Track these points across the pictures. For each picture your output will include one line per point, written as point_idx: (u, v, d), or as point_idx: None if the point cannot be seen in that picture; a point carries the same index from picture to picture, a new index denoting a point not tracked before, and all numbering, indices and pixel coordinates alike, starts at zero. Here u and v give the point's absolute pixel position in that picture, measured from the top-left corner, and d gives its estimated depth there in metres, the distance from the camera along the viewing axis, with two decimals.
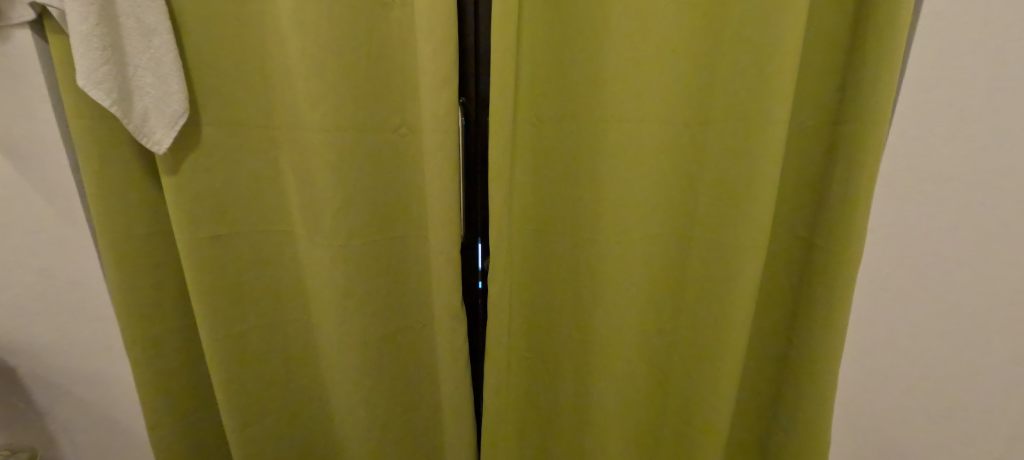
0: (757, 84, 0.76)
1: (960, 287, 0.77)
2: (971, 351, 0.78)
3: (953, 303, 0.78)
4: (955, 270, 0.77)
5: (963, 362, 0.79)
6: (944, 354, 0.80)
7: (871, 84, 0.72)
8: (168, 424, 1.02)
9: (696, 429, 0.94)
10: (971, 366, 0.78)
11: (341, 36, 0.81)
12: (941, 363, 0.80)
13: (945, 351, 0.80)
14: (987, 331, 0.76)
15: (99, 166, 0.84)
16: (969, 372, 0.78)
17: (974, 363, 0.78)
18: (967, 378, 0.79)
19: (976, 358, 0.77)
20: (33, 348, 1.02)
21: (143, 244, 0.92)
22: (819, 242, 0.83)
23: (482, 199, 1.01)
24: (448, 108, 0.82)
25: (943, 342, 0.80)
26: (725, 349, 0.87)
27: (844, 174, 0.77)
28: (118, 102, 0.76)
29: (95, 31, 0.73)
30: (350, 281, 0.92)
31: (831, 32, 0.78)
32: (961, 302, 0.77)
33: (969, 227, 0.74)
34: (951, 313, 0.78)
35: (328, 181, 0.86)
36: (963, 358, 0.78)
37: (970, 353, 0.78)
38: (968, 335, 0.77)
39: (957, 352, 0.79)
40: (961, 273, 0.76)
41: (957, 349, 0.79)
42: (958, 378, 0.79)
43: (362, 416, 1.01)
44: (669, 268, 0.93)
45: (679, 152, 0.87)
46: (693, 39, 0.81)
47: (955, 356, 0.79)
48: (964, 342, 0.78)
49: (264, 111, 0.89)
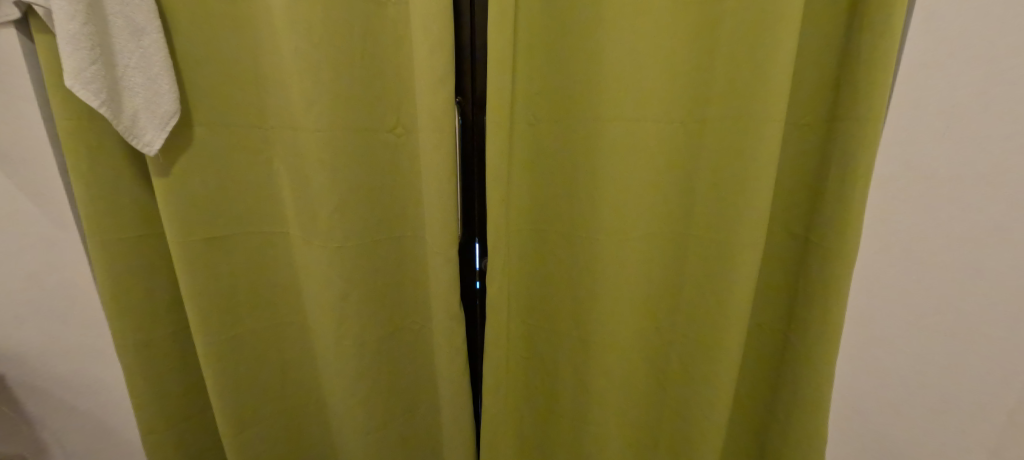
0: (755, 83, 0.78)
1: (951, 282, 0.79)
2: (962, 343, 0.80)
3: (944, 297, 0.80)
4: (947, 266, 0.79)
5: (956, 354, 0.81)
6: (937, 347, 0.82)
7: (865, 82, 0.73)
8: (164, 430, 1.01)
9: (696, 425, 0.97)
10: (961, 357, 0.81)
11: (339, 34, 0.80)
12: (927, 355, 0.83)
13: (937, 346, 0.82)
14: (975, 322, 0.79)
15: (88, 168, 0.83)
16: (955, 362, 0.82)
17: (965, 356, 0.81)
18: (957, 369, 0.82)
19: (966, 350, 0.80)
20: (24, 356, 1.02)
21: (133, 247, 0.91)
22: (815, 240, 0.84)
23: (480, 199, 1.01)
24: (444, 107, 0.81)
25: (936, 336, 0.82)
26: (722, 343, 0.90)
27: (841, 174, 0.78)
28: (107, 103, 0.75)
29: (83, 30, 0.71)
30: (348, 283, 0.91)
31: (826, 33, 0.79)
32: (951, 297, 0.80)
33: (956, 225, 0.77)
34: (942, 308, 0.81)
35: (324, 184, 0.85)
36: (953, 350, 0.81)
37: (962, 346, 0.81)
38: (960, 329, 0.80)
39: (949, 345, 0.81)
40: (951, 270, 0.79)
41: (948, 343, 0.81)
42: (949, 369, 0.82)
43: (360, 420, 1.00)
44: (665, 264, 0.95)
45: (675, 151, 0.88)
46: (689, 39, 0.83)
47: (948, 349, 0.82)
48: (955, 337, 0.81)
49: (259, 112, 0.88)
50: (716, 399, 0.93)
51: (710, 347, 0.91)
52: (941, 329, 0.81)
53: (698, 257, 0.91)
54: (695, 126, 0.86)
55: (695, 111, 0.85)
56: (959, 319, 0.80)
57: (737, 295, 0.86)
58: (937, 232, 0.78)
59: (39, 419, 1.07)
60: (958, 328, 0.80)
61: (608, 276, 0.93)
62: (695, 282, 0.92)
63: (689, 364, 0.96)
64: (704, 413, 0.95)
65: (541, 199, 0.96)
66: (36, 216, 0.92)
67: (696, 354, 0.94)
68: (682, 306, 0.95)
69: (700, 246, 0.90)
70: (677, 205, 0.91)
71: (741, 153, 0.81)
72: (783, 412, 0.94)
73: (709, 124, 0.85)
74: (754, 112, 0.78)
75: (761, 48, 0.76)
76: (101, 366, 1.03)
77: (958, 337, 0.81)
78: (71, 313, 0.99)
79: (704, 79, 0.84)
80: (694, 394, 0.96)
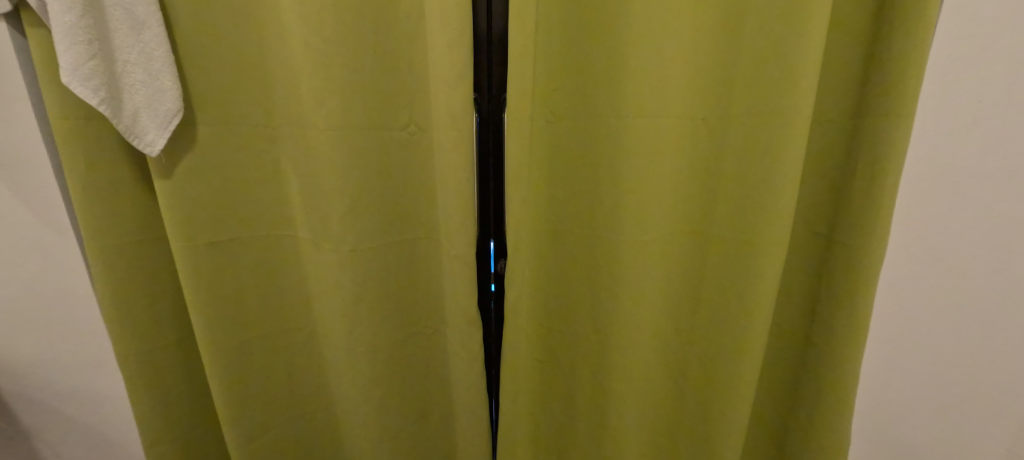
0: (783, 78, 0.75)
1: (975, 282, 0.78)
2: (983, 345, 0.79)
3: (966, 298, 0.79)
4: (971, 267, 0.77)
5: (976, 356, 0.80)
6: (957, 349, 0.81)
7: (897, 77, 0.71)
8: (169, 442, 0.97)
9: (717, 428, 0.94)
10: (981, 360, 0.80)
11: (349, 27, 0.76)
12: (948, 357, 0.82)
13: (958, 348, 0.81)
14: (996, 324, 0.78)
15: (86, 169, 0.79)
16: (975, 364, 0.81)
17: (985, 358, 0.80)
18: (977, 371, 0.81)
19: (987, 353, 0.79)
20: (19, 368, 0.97)
21: (134, 253, 0.86)
22: (841, 238, 0.82)
23: (495, 199, 0.98)
24: (461, 104, 0.78)
25: (956, 338, 0.81)
26: (745, 345, 0.88)
27: (870, 172, 0.76)
28: (107, 101, 0.71)
29: (80, 22, 0.67)
30: (359, 287, 0.88)
31: (853, 26, 0.77)
32: (973, 298, 0.78)
33: (980, 225, 0.76)
34: (964, 309, 0.79)
35: (335, 184, 0.82)
36: (974, 352, 0.80)
37: (983, 348, 0.79)
38: (980, 331, 0.79)
39: (969, 347, 0.80)
40: (974, 271, 0.77)
41: (969, 345, 0.80)
42: (968, 371, 0.81)
43: (372, 428, 0.97)
44: (686, 264, 0.92)
45: (697, 148, 0.86)
46: (713, 32, 0.80)
47: (969, 351, 0.81)
48: (976, 339, 0.80)
49: (264, 110, 0.84)
50: (737, 401, 0.91)
51: (734, 349, 0.89)
52: (963, 331, 0.80)
53: (719, 257, 0.89)
54: (718, 123, 0.83)
55: (718, 106, 0.83)
56: (980, 321, 0.79)
57: (761, 296, 0.84)
58: (961, 232, 0.77)
59: (36, 432, 1.03)
60: (979, 329, 0.79)
61: (629, 278, 0.90)
62: (716, 282, 0.90)
63: (709, 366, 0.94)
64: (726, 416, 0.92)
65: (559, 198, 0.93)
66: (30, 222, 0.87)
67: (716, 355, 0.92)
68: (703, 307, 0.93)
69: (721, 246, 0.88)
70: (699, 204, 0.89)
71: (767, 150, 0.78)
72: (804, 413, 0.92)
73: (732, 120, 0.82)
74: (782, 107, 0.76)
75: (789, 41, 0.74)
76: (101, 376, 0.99)
77: (978, 339, 0.79)
78: (70, 322, 0.94)
79: (728, 74, 0.81)
80: (713, 396, 0.94)
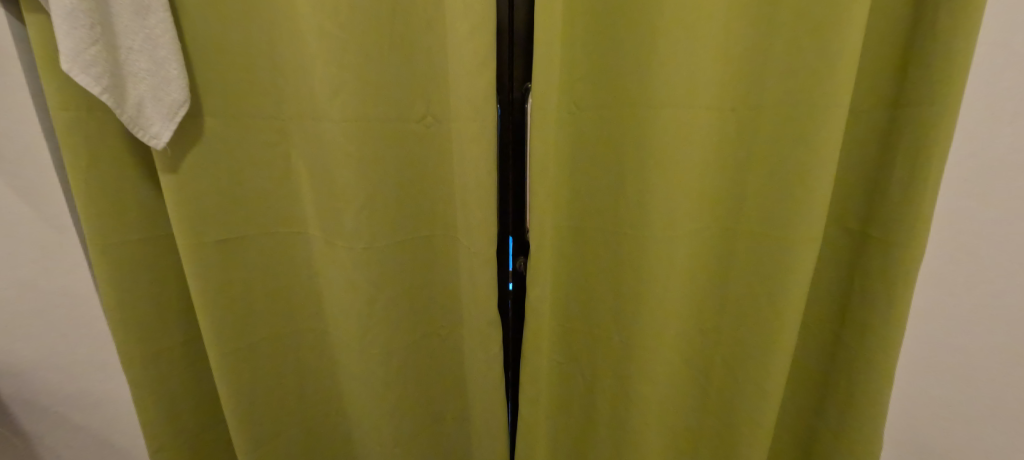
0: (822, 65, 0.71)
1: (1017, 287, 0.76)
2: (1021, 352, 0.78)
3: (1008, 303, 0.77)
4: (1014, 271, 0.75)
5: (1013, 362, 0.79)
6: (995, 354, 0.80)
7: (942, 64, 0.67)
8: (175, 446, 0.94)
9: (742, 431, 0.91)
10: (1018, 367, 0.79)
11: (361, 12, 0.72)
12: (985, 362, 0.81)
13: (996, 353, 0.80)
14: None
15: (89, 163, 0.75)
16: (1011, 371, 0.79)
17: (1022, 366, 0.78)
18: (1013, 379, 0.79)
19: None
20: (20, 371, 0.94)
21: (139, 250, 0.83)
22: (876, 233, 0.78)
23: (514, 193, 0.94)
24: (482, 93, 0.74)
25: (995, 343, 0.79)
26: (774, 345, 0.84)
27: (910, 164, 0.72)
28: (109, 89, 0.67)
29: (80, 5, 0.63)
30: (372, 286, 0.84)
31: (894, 10, 0.72)
32: (1014, 303, 0.76)
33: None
34: (1004, 315, 0.78)
35: (347, 177, 0.78)
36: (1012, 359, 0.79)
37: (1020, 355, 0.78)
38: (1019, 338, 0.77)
39: (1007, 353, 0.79)
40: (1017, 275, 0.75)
41: (1008, 351, 0.79)
42: (1004, 378, 0.80)
43: (384, 431, 0.93)
44: (712, 261, 0.89)
45: (727, 140, 0.82)
46: (747, 17, 0.76)
47: (1006, 358, 0.79)
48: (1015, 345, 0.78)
49: (272, 100, 0.80)
50: (763, 404, 0.87)
51: (762, 349, 0.85)
52: (1002, 336, 0.79)
53: (746, 253, 0.85)
54: (749, 113, 0.79)
55: (750, 96, 0.79)
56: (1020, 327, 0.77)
57: (793, 295, 0.80)
58: (1005, 234, 0.75)
59: (38, 436, 0.99)
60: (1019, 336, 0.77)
61: (654, 276, 0.86)
62: (743, 280, 0.86)
63: (735, 367, 0.90)
64: (752, 419, 0.89)
65: (582, 193, 0.90)
66: (30, 219, 0.84)
67: (742, 356, 0.88)
68: (728, 306, 0.89)
69: (750, 243, 0.84)
70: (727, 198, 0.85)
71: (803, 141, 0.74)
72: (832, 415, 0.89)
73: (765, 111, 0.78)
74: (821, 96, 0.72)
75: (828, 26, 0.69)
76: (105, 378, 0.96)
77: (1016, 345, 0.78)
78: (71, 323, 0.91)
79: (761, 61, 0.77)
80: (737, 397, 0.90)
